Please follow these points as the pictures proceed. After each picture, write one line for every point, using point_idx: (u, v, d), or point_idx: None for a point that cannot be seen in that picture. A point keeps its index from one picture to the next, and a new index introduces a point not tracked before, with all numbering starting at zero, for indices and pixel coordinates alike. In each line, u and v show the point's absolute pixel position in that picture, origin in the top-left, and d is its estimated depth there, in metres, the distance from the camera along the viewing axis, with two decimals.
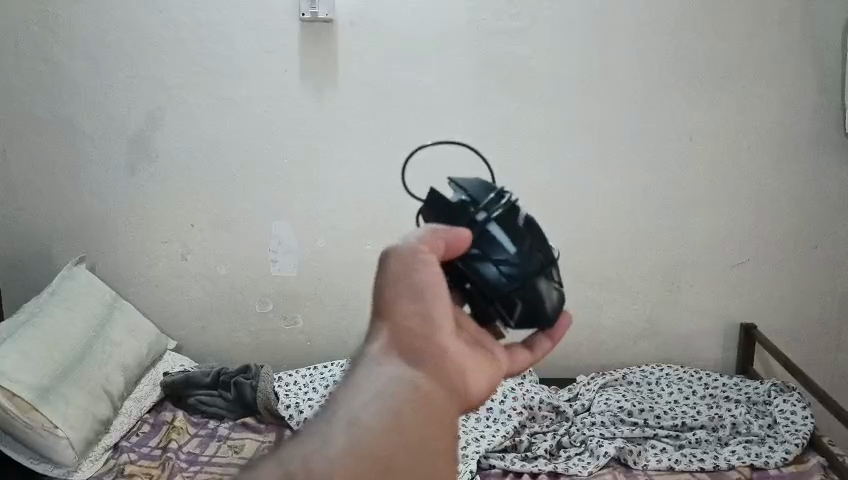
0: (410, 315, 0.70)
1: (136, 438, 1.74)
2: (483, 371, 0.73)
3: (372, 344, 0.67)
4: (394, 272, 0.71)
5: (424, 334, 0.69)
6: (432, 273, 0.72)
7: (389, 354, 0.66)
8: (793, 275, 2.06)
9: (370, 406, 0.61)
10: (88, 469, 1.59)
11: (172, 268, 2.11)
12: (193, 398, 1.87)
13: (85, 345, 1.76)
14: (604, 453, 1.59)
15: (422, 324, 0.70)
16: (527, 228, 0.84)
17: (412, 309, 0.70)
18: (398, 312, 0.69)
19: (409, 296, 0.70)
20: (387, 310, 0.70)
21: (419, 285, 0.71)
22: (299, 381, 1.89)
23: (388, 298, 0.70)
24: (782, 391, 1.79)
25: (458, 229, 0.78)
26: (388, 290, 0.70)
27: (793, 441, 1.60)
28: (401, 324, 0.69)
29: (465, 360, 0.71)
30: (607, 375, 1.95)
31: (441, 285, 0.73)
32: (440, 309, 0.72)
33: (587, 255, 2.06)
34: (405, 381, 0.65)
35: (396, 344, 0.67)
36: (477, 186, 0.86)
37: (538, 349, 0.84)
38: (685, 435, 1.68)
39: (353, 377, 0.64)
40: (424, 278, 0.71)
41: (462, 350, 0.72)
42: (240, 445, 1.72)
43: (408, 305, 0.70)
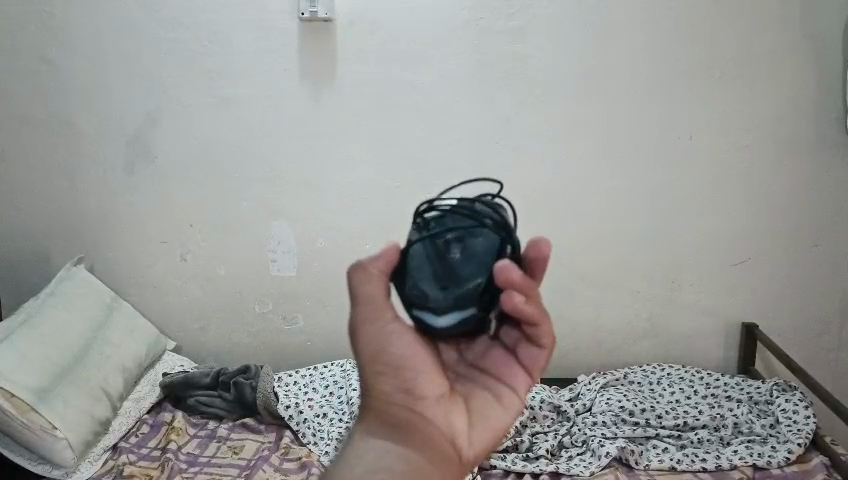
0: (391, 390, 0.70)
1: (135, 439, 1.72)
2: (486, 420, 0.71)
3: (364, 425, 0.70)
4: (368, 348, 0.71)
5: (406, 406, 0.69)
6: (404, 338, 0.70)
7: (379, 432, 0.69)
8: (794, 275, 2.05)
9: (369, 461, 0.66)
10: (86, 470, 1.58)
11: (171, 268, 2.10)
12: (192, 398, 1.86)
13: (84, 346, 1.75)
14: (605, 454, 1.58)
15: (402, 396, 0.69)
16: (426, 249, 0.71)
17: (392, 384, 0.70)
18: (379, 389, 0.70)
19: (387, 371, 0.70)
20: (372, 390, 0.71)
21: (396, 358, 0.70)
22: (299, 381, 1.89)
23: (370, 379, 0.71)
24: (784, 391, 1.78)
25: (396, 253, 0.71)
26: (367, 371, 0.71)
27: (795, 441, 1.59)
28: (385, 404, 0.70)
29: (456, 422, 0.70)
30: (607, 375, 1.94)
31: (419, 347, 0.70)
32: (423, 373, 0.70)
33: (588, 255, 2.05)
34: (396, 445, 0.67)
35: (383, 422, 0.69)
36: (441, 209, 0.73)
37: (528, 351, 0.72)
38: (686, 435, 1.67)
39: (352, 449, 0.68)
40: (397, 347, 0.70)
41: (451, 413, 0.70)
42: (241, 446, 1.71)
43: (386, 379, 0.70)
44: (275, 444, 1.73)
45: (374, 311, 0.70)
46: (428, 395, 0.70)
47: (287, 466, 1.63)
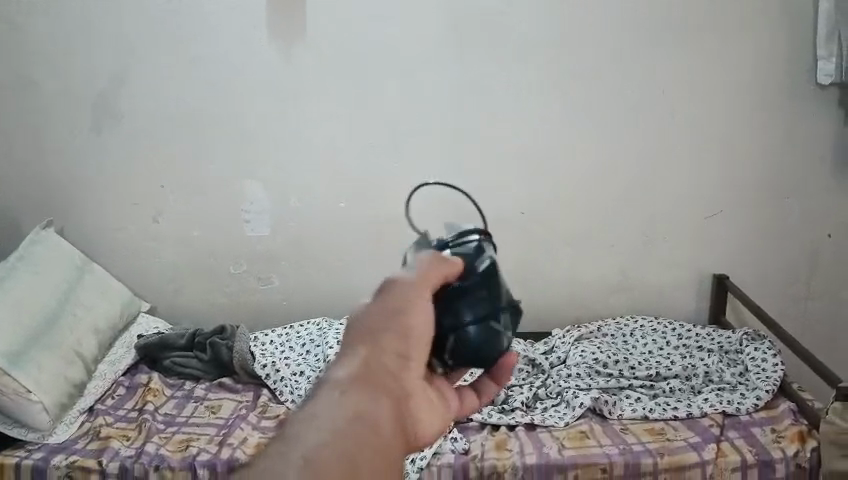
0: (391, 356, 0.66)
1: (111, 401, 1.72)
2: (437, 422, 0.68)
3: (337, 372, 0.61)
4: (390, 313, 0.69)
5: (395, 376, 0.64)
6: (424, 326, 0.70)
7: (350, 386, 0.60)
8: (763, 227, 2.08)
9: (337, 408, 0.57)
10: (63, 433, 1.56)
11: (143, 230, 2.07)
12: (167, 360, 1.85)
13: (57, 310, 1.74)
14: (579, 404, 1.61)
15: (395, 365, 0.65)
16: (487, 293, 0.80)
17: (392, 357, 0.65)
18: (380, 352, 0.65)
19: (384, 340, 0.66)
20: (362, 343, 0.65)
21: (408, 337, 0.68)
22: (275, 340, 1.88)
23: (368, 340, 0.66)
24: (754, 340, 1.82)
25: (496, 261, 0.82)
26: (373, 333, 0.67)
27: (764, 388, 1.63)
28: (377, 362, 0.64)
29: (423, 408, 0.66)
30: (582, 328, 1.96)
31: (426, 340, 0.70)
32: (416, 356, 0.68)
33: (563, 210, 2.06)
34: (369, 405, 0.59)
35: (362, 377, 0.61)
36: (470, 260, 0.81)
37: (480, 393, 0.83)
38: (658, 385, 1.70)
39: (311, 400, 0.58)
40: (418, 330, 0.69)
41: (424, 401, 0.67)
42: (218, 406, 1.72)
43: (391, 350, 0.66)
44: (252, 403, 1.73)
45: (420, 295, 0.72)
46: (410, 374, 0.66)
47: (264, 424, 1.64)
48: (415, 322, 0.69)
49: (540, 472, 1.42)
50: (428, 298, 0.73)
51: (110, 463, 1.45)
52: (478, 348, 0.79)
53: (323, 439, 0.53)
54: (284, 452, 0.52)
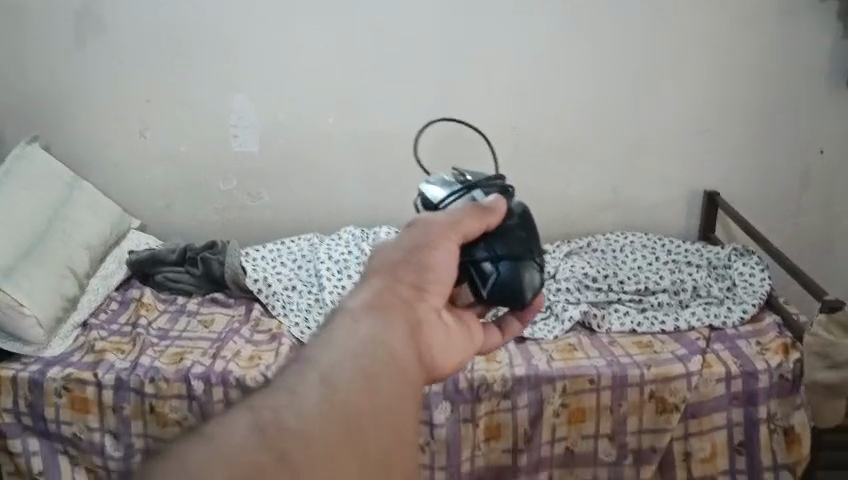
0: (411, 282, 0.59)
1: (105, 316, 1.73)
2: (457, 360, 0.61)
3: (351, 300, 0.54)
4: (412, 245, 0.63)
5: (415, 305, 0.57)
6: (450, 256, 0.65)
7: (367, 313, 0.52)
8: (756, 143, 2.06)
9: (353, 335, 0.49)
10: (59, 345, 1.58)
11: (130, 146, 2.04)
12: (159, 275, 1.85)
13: (46, 226, 1.73)
14: (569, 318, 1.63)
15: (415, 293, 0.59)
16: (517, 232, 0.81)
17: (412, 286, 0.59)
18: (398, 281, 0.58)
19: (403, 271, 0.60)
20: (379, 274, 0.59)
21: (433, 266, 0.62)
22: (267, 257, 1.86)
23: (385, 270, 0.60)
24: (742, 255, 1.84)
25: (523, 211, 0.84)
26: (391, 264, 0.60)
27: (750, 303, 1.66)
28: (395, 292, 0.57)
29: (446, 339, 0.60)
30: (572, 243, 1.97)
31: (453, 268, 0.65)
32: (439, 285, 0.62)
33: (555, 126, 2.03)
34: (389, 330, 0.52)
35: (378, 305, 0.54)
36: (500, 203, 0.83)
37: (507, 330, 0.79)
38: (647, 299, 1.73)
39: (325, 328, 0.51)
40: (443, 259, 0.64)
41: (446, 333, 0.60)
42: (210, 320, 1.73)
43: (412, 278, 0.60)
44: (245, 317, 1.75)
45: (453, 224, 0.69)
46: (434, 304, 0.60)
47: (257, 337, 1.65)
48: (435, 260, 0.63)
49: (529, 383, 1.43)
50: (453, 235, 0.68)
51: (105, 375, 1.47)
52: (512, 278, 0.78)
53: (340, 365, 0.46)
54: (297, 376, 0.45)
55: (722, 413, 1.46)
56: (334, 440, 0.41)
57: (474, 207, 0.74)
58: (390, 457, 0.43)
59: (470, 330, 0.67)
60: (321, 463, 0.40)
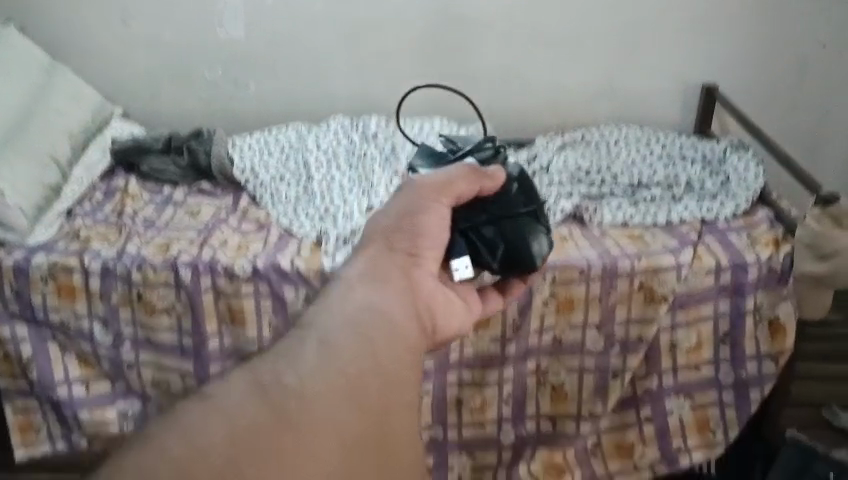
0: (401, 246, 0.60)
1: (89, 205, 1.69)
2: (453, 328, 0.63)
3: (344, 268, 0.53)
4: (405, 206, 0.66)
5: (405, 271, 0.57)
6: (440, 220, 0.68)
7: (360, 280, 0.51)
8: (757, 33, 2.00)
9: (348, 300, 0.47)
10: (43, 234, 1.52)
11: (109, 32, 1.97)
12: (145, 165, 1.80)
13: (25, 113, 1.68)
14: (560, 210, 1.61)
15: (404, 262, 0.58)
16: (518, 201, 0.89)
17: (404, 250, 0.60)
18: (388, 248, 0.58)
19: (398, 234, 0.61)
20: (370, 242, 0.59)
21: (423, 228, 0.65)
22: (253, 146, 1.82)
23: (375, 233, 0.61)
24: (737, 150, 1.81)
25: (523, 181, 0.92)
26: (383, 228, 0.61)
27: (743, 197, 1.64)
28: (385, 256, 0.57)
29: (435, 302, 0.60)
30: (566, 136, 1.93)
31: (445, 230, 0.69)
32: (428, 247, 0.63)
33: (552, 15, 1.96)
34: (381, 296, 0.50)
35: (371, 273, 0.53)
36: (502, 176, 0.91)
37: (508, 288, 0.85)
38: (639, 193, 1.71)
39: (320, 299, 0.49)
40: (435, 221, 0.67)
41: (435, 301, 0.60)
42: (197, 210, 1.69)
43: (402, 242, 0.61)
44: (233, 205, 1.72)
45: (442, 187, 0.71)
46: (424, 266, 0.61)
47: (246, 228, 1.61)
48: (423, 214, 0.67)
49: None
50: (443, 196, 0.71)
51: (91, 263, 1.45)
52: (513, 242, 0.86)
53: (337, 331, 0.44)
54: (294, 342, 0.43)
55: (710, 304, 1.47)
56: (335, 398, 0.39)
57: (469, 168, 0.78)
58: (393, 412, 0.41)
59: (468, 300, 0.71)
60: (319, 421, 0.38)
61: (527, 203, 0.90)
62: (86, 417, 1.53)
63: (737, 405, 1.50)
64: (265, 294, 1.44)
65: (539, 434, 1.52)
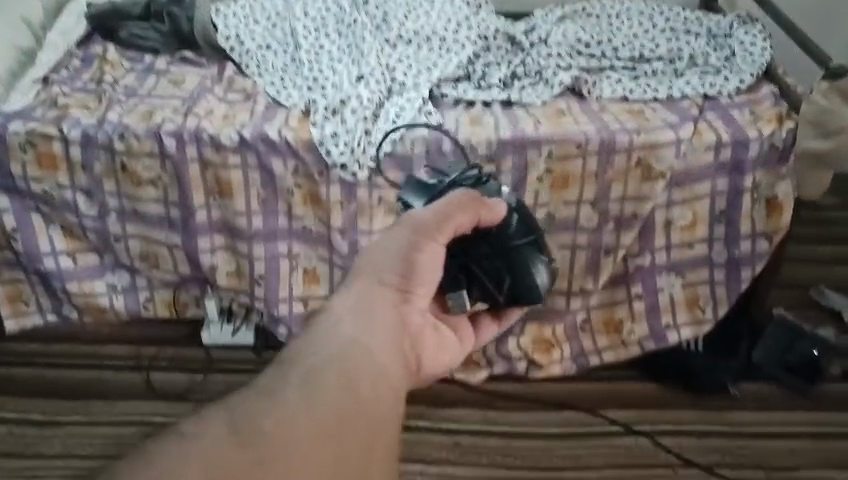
0: (395, 274, 0.65)
1: (67, 73, 1.59)
2: (427, 363, 0.69)
3: (337, 300, 0.58)
4: (396, 237, 0.70)
5: (394, 303, 0.62)
6: (433, 251, 0.72)
7: (345, 311, 0.56)
8: None
9: (337, 336, 0.52)
10: (19, 101, 1.44)
11: None
12: (124, 32, 1.71)
13: None
14: (559, 83, 1.56)
15: (396, 287, 0.64)
16: (520, 235, 0.91)
17: (397, 276, 0.65)
18: (380, 274, 0.64)
19: (387, 263, 0.66)
20: (362, 271, 0.64)
21: (413, 257, 0.69)
22: (237, 13, 1.71)
23: (369, 260, 0.65)
24: (745, 24, 1.73)
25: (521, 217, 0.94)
26: (376, 256, 0.66)
27: (748, 73, 1.58)
28: (376, 282, 0.63)
29: (416, 338, 0.68)
30: (567, 7, 1.83)
31: (436, 260, 0.72)
32: (420, 280, 0.68)
33: None
34: (367, 332, 0.54)
35: (360, 306, 0.58)
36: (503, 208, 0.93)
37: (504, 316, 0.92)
38: (640, 68, 1.64)
39: (312, 330, 0.52)
40: (426, 251, 0.71)
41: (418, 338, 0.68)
42: (181, 80, 1.60)
43: (396, 271, 0.66)
44: (217, 76, 1.63)
45: (437, 226, 0.75)
46: (414, 297, 0.67)
47: (231, 97, 1.54)
48: (419, 249, 0.70)
49: (514, 147, 1.38)
50: (439, 235, 0.74)
51: (70, 132, 1.38)
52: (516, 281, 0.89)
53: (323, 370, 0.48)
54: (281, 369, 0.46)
55: (707, 182, 1.43)
56: (314, 424, 0.42)
57: (467, 201, 0.82)
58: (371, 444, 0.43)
59: (454, 333, 0.78)
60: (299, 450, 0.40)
61: (527, 234, 0.93)
62: (73, 289, 1.52)
63: (728, 283, 1.50)
64: (252, 165, 1.39)
65: None
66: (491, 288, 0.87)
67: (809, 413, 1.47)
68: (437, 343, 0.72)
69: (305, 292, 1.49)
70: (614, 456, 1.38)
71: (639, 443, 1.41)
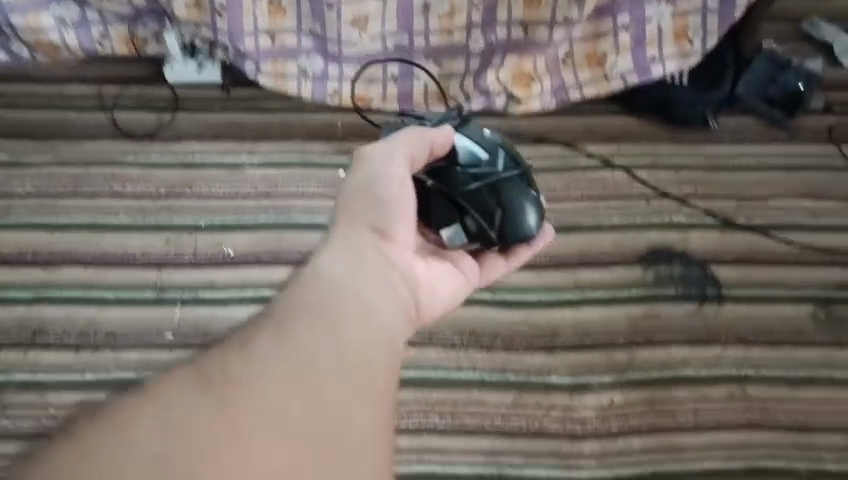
0: (369, 218, 0.74)
1: None
2: (425, 304, 0.79)
3: (321, 255, 0.71)
4: (362, 178, 0.76)
5: (373, 255, 0.73)
6: (396, 184, 0.76)
7: (330, 273, 0.68)
8: None
9: (320, 301, 0.65)
10: None
11: None
12: None
13: None
14: None
15: (373, 237, 0.74)
16: (505, 178, 0.93)
17: (373, 219, 0.74)
18: (354, 217, 0.74)
19: (359, 216, 0.74)
20: (343, 218, 0.75)
21: (382, 197, 0.75)
22: None
23: (342, 207, 0.76)
24: None
25: (505, 155, 0.96)
26: (347, 201, 0.76)
27: None
28: (350, 231, 0.73)
29: (414, 275, 0.77)
30: None
31: (399, 192, 0.76)
32: (399, 223, 0.75)
33: None
34: (353, 301, 0.67)
35: (342, 265, 0.70)
36: (486, 146, 0.95)
37: (512, 254, 0.95)
38: None
39: (305, 289, 0.66)
40: (389, 188, 0.76)
41: (412, 276, 0.77)
42: None
43: (373, 216, 0.74)
44: None
45: (391, 154, 0.78)
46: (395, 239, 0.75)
47: None
48: (384, 186, 0.76)
49: None
50: (401, 163, 0.78)
51: None
52: (504, 219, 0.91)
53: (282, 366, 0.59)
54: (265, 345, 0.60)
55: None
56: (281, 412, 0.55)
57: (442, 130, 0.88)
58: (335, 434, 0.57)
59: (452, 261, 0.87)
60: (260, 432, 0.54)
61: (513, 173, 0.95)
62: (19, 23, 1.39)
63: (721, 13, 1.38)
64: None
65: (510, 41, 1.40)
66: (485, 221, 0.90)
67: (783, 146, 1.47)
68: (433, 281, 0.81)
69: (270, 24, 1.38)
70: (592, 188, 1.38)
71: (616, 177, 1.40)
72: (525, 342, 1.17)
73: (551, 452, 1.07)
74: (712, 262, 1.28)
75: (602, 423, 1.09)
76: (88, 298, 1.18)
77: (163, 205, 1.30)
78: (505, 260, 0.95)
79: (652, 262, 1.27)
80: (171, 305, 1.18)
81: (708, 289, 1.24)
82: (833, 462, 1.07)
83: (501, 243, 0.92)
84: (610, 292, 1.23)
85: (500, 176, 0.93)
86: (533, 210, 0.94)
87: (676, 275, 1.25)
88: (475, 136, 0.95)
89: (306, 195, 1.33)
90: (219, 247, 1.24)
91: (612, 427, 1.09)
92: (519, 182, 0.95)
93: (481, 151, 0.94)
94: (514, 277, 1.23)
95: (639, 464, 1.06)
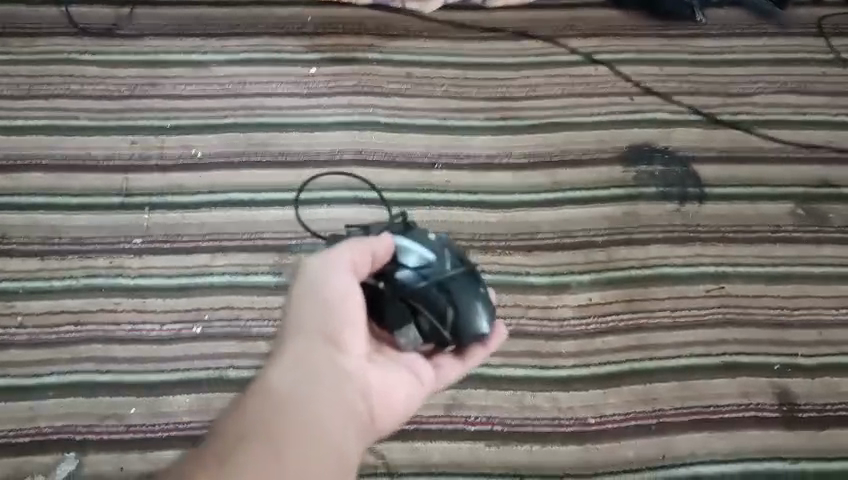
0: (320, 329, 0.70)
1: None
2: (393, 403, 0.73)
3: (273, 365, 0.68)
4: (313, 279, 0.72)
5: (325, 363, 0.69)
6: (344, 283, 0.71)
7: (278, 385, 0.66)
8: None
9: (267, 417, 0.63)
10: None
11: None
12: None
13: None
14: None
15: (325, 344, 0.69)
16: (454, 274, 0.79)
17: (323, 328, 0.70)
18: (304, 322, 0.70)
19: (302, 324, 0.70)
20: (295, 320, 0.71)
21: (334, 293, 0.71)
22: None
23: (294, 305, 0.72)
24: None
25: (455, 271, 0.80)
26: (297, 298, 0.72)
27: None
28: (298, 341, 0.69)
29: (368, 376, 0.72)
30: None
31: (349, 292, 0.71)
32: (351, 322, 0.71)
33: None
34: (301, 414, 0.64)
35: (291, 375, 0.66)
36: (431, 262, 0.79)
37: (467, 355, 0.81)
38: None
39: (255, 400, 0.65)
40: (335, 281, 0.71)
41: (370, 373, 0.72)
42: None
43: (323, 324, 0.70)
44: None
45: (345, 253, 0.73)
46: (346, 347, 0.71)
47: None
48: (330, 283, 0.71)
49: None
50: (355, 257, 0.73)
51: None
52: (451, 316, 0.77)
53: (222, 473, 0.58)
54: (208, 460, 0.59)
55: None
56: None
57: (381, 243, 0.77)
58: None
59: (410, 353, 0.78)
60: None
61: (462, 270, 0.81)
62: None
63: None
64: None
65: None
66: (434, 319, 0.77)
67: (772, 40, 1.42)
68: (392, 375, 0.74)
69: None
70: (574, 84, 1.34)
71: (598, 72, 1.36)
72: (504, 243, 1.14)
73: (530, 352, 1.05)
74: (695, 161, 1.25)
75: (579, 323, 1.08)
76: (50, 202, 1.12)
77: (126, 107, 1.24)
78: (461, 362, 0.81)
79: (634, 163, 1.24)
80: (138, 210, 1.13)
81: (690, 187, 1.22)
82: (806, 355, 1.07)
83: (451, 342, 0.78)
84: (589, 192, 1.20)
85: (444, 269, 0.79)
86: (486, 300, 0.80)
87: (657, 174, 1.23)
88: (420, 261, 0.79)
89: (276, 95, 1.27)
90: (186, 149, 1.20)
91: (589, 326, 1.08)
92: (471, 283, 0.80)
93: (422, 243, 0.81)
94: (491, 178, 1.21)
95: (617, 362, 1.05)
